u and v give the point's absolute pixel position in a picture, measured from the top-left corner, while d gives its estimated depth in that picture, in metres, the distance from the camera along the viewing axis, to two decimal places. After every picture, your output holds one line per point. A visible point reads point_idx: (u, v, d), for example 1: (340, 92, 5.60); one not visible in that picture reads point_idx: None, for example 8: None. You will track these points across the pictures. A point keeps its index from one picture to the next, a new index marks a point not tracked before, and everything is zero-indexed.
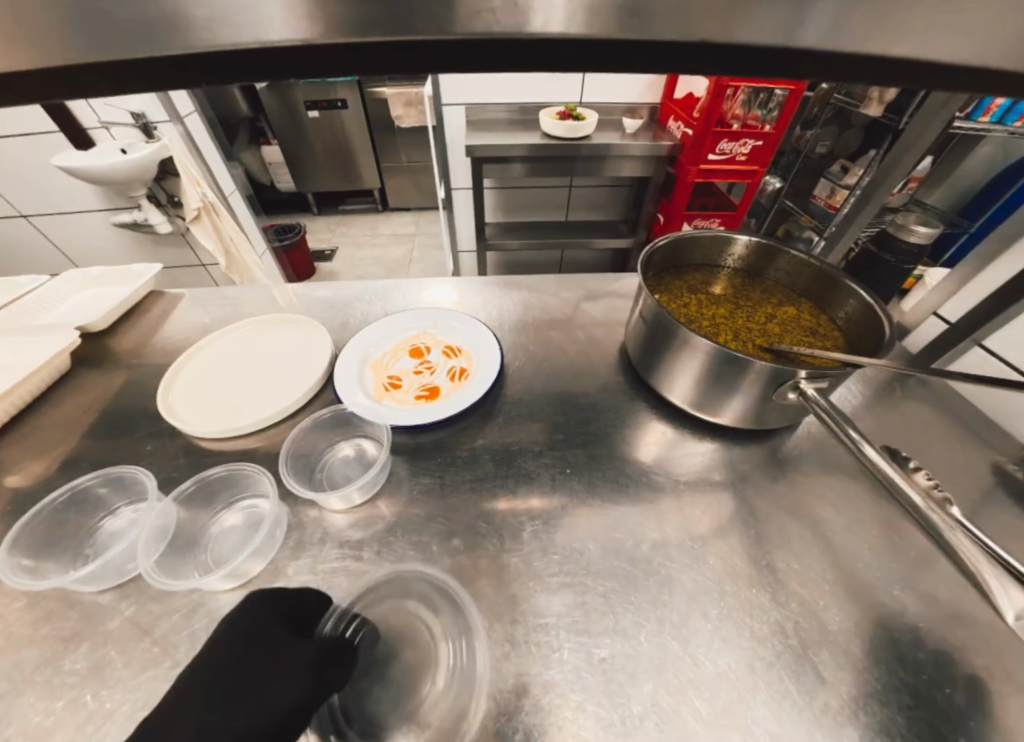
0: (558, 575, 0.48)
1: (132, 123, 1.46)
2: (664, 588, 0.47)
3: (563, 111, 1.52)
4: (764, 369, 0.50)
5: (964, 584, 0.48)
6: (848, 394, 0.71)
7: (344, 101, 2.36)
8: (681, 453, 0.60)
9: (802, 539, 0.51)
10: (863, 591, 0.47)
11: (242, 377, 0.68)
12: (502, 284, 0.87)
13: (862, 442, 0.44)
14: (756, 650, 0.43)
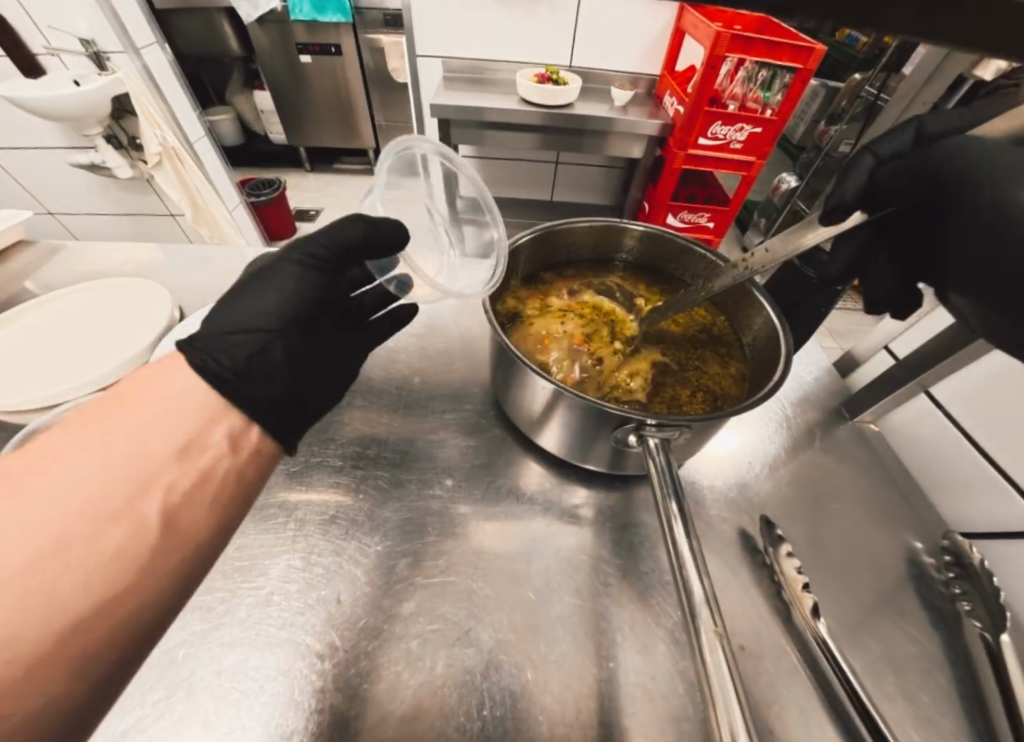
0: (286, 631, 0.39)
1: (83, 51, 1.30)
2: (405, 669, 0.38)
3: (543, 75, 1.35)
4: (583, 405, 0.39)
5: (797, 717, 0.37)
6: (764, 441, 0.56)
7: (338, 46, 2.16)
8: (509, 491, 0.50)
9: (616, 610, 0.42)
10: (656, 706, 0.37)
11: (65, 345, 0.63)
12: None
13: (678, 527, 0.34)
14: None
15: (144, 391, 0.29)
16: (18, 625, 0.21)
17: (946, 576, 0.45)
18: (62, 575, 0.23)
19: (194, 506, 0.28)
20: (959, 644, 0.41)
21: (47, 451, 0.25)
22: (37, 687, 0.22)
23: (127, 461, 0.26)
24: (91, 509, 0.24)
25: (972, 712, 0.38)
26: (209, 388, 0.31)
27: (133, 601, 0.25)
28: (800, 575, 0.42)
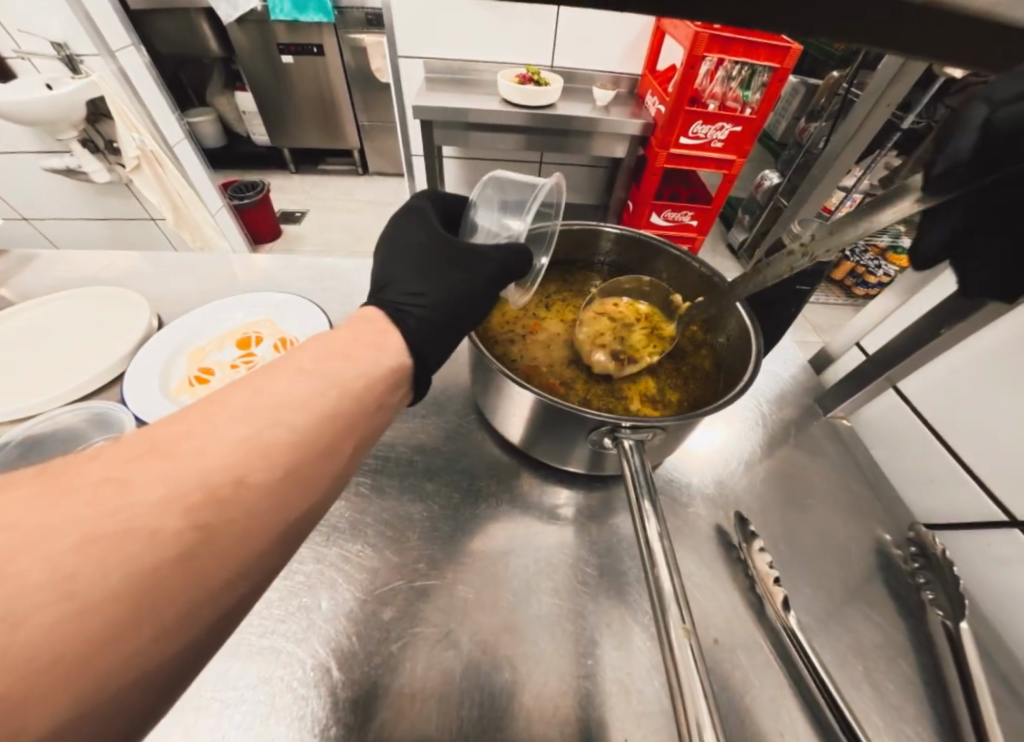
0: (267, 638, 0.39)
1: (54, 54, 1.28)
2: (385, 673, 0.38)
3: (525, 76, 1.36)
4: (557, 409, 0.40)
5: (769, 706, 0.38)
6: (743, 440, 0.57)
7: (320, 46, 2.14)
8: (490, 494, 0.51)
9: (595, 608, 0.43)
10: (632, 701, 0.38)
11: (42, 356, 0.62)
12: None
13: (651, 526, 0.35)
14: None
15: (361, 344, 0.35)
16: (268, 509, 0.26)
17: (912, 566, 0.47)
18: (296, 484, 0.27)
19: (368, 451, 0.33)
20: (922, 632, 0.43)
21: (301, 371, 0.31)
22: (262, 561, 0.26)
23: (348, 400, 0.31)
24: (324, 430, 0.29)
25: (934, 697, 0.39)
26: (407, 355, 0.37)
27: (318, 516, 0.29)
28: (771, 570, 0.43)
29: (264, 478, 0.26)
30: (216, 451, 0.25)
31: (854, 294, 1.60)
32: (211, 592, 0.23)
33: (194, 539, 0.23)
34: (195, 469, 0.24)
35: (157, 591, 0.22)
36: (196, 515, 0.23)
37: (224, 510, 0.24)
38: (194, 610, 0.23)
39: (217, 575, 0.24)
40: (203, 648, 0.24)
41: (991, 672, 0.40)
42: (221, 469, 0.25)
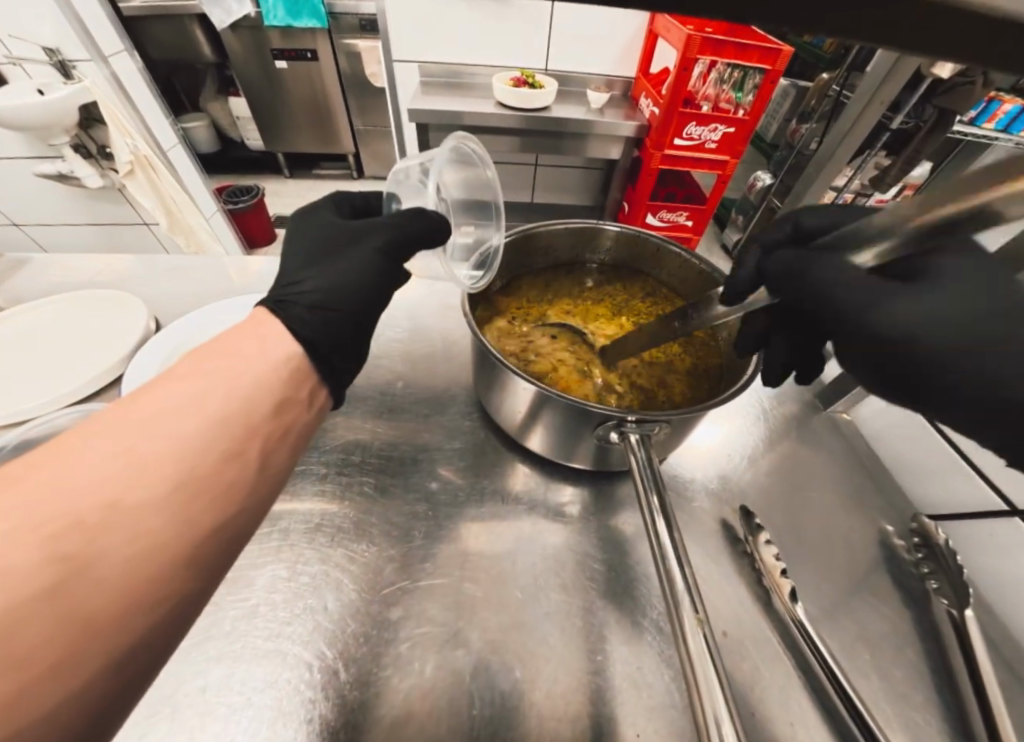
0: (272, 640, 0.38)
1: (46, 59, 1.27)
2: (395, 672, 0.38)
3: (520, 79, 1.36)
4: (564, 403, 0.40)
5: (780, 698, 0.38)
6: (746, 436, 0.57)
7: (314, 51, 2.14)
8: (495, 491, 0.50)
9: (603, 604, 0.43)
10: (642, 695, 0.38)
11: (36, 360, 0.61)
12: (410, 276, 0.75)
13: (659, 518, 0.35)
14: None
15: (245, 345, 0.33)
16: (157, 524, 0.25)
17: (915, 557, 0.47)
18: (189, 495, 0.27)
19: (282, 450, 0.32)
20: (927, 620, 0.43)
21: (177, 383, 0.30)
22: (170, 577, 0.25)
23: (236, 403, 0.30)
24: (211, 435, 0.29)
25: (941, 685, 0.39)
26: (298, 346, 0.36)
27: (234, 523, 0.29)
28: (778, 562, 0.44)
29: (141, 495, 0.25)
30: (78, 480, 0.24)
31: None
32: (105, 616, 0.23)
33: (66, 570, 0.22)
34: (57, 500, 0.23)
35: (29, 627, 0.21)
36: (64, 543, 0.23)
37: (96, 534, 0.24)
38: (87, 637, 0.22)
39: (107, 599, 0.23)
40: (115, 673, 0.23)
41: (996, 659, 0.41)
42: (90, 494, 0.24)
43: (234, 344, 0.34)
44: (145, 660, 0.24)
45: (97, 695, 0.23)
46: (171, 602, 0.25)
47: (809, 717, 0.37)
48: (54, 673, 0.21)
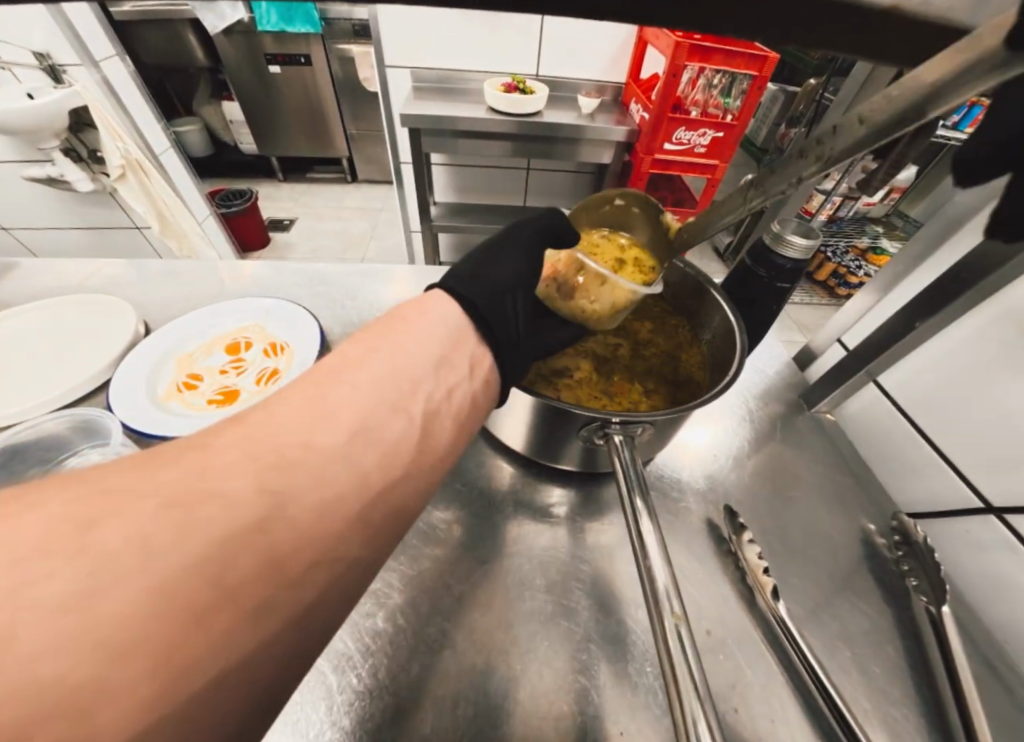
0: None
1: (35, 64, 1.26)
2: (381, 673, 0.38)
3: (512, 84, 1.38)
4: (549, 405, 0.40)
5: (762, 693, 0.38)
6: (732, 438, 0.58)
7: (307, 56, 2.14)
8: (484, 495, 0.51)
9: (589, 603, 0.43)
10: (626, 694, 0.38)
11: (24, 365, 0.61)
12: (401, 281, 0.76)
13: (643, 519, 0.35)
14: None
15: (412, 317, 0.35)
16: (342, 476, 0.26)
17: (896, 554, 0.48)
18: (365, 450, 0.28)
19: (445, 418, 0.32)
20: (906, 618, 0.44)
21: (362, 348, 0.32)
22: (351, 531, 0.26)
23: (403, 364, 0.32)
24: (382, 391, 0.30)
25: (919, 682, 0.40)
26: (462, 321, 0.37)
27: (400, 488, 0.29)
28: (759, 561, 0.44)
29: (331, 444, 0.27)
30: (284, 424, 0.26)
31: (837, 295, 1.62)
32: (302, 563, 0.24)
33: (269, 506, 0.24)
34: (268, 439, 0.26)
35: (240, 555, 0.22)
36: (269, 478, 0.24)
37: (297, 474, 0.25)
38: (277, 582, 0.23)
39: (302, 546, 0.24)
40: (296, 626, 0.23)
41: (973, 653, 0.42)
42: (289, 437, 0.26)
43: (408, 314, 0.36)
44: (323, 617, 0.25)
45: (283, 647, 0.23)
46: (344, 562, 0.25)
47: (790, 712, 0.38)
48: (252, 612, 0.22)
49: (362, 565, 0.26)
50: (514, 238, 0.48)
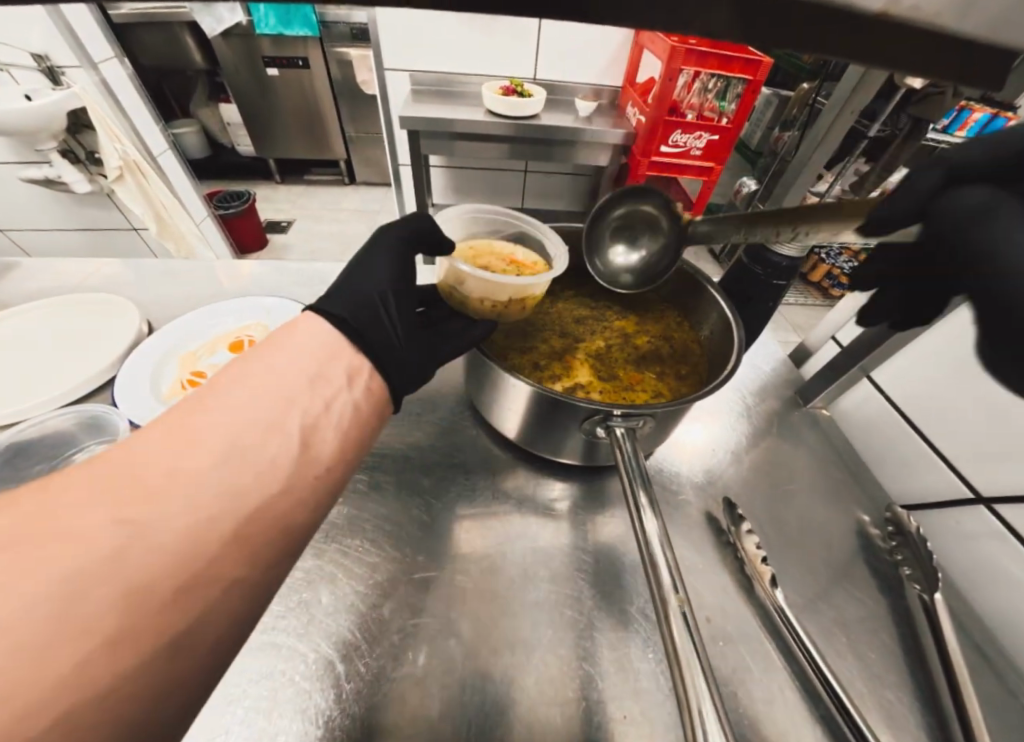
0: (264, 633, 0.39)
1: (34, 66, 1.27)
2: (388, 661, 0.38)
3: (509, 87, 1.39)
4: (553, 398, 0.41)
5: (762, 679, 0.39)
6: (729, 434, 0.59)
7: (306, 59, 2.15)
8: (486, 490, 0.51)
9: (591, 594, 0.44)
10: (628, 679, 0.39)
11: (26, 363, 0.62)
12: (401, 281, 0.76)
13: (646, 512, 0.36)
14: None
15: (286, 337, 0.37)
16: (206, 502, 0.28)
17: (889, 544, 0.49)
18: (236, 471, 0.29)
19: (325, 431, 0.34)
20: (900, 605, 0.45)
21: (235, 372, 0.33)
22: (222, 554, 0.27)
23: (276, 384, 0.33)
24: (252, 413, 0.32)
25: (913, 666, 0.41)
26: (332, 333, 0.38)
27: (277, 506, 0.30)
28: (758, 551, 0.45)
29: (193, 470, 0.28)
30: (146, 456, 0.28)
31: (830, 295, 1.65)
32: (167, 590, 0.25)
33: (128, 536, 0.25)
34: (127, 471, 0.27)
35: (94, 590, 0.24)
36: (129, 509, 0.26)
37: (155, 503, 0.27)
38: (144, 606, 0.25)
39: (162, 575, 0.25)
40: (173, 649, 0.25)
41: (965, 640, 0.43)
42: (150, 467, 0.28)
43: (284, 333, 0.37)
44: (200, 641, 0.26)
45: (158, 672, 0.25)
46: (223, 579, 0.27)
47: (788, 697, 0.38)
48: (116, 637, 0.24)
49: (243, 585, 0.28)
50: (380, 248, 0.49)
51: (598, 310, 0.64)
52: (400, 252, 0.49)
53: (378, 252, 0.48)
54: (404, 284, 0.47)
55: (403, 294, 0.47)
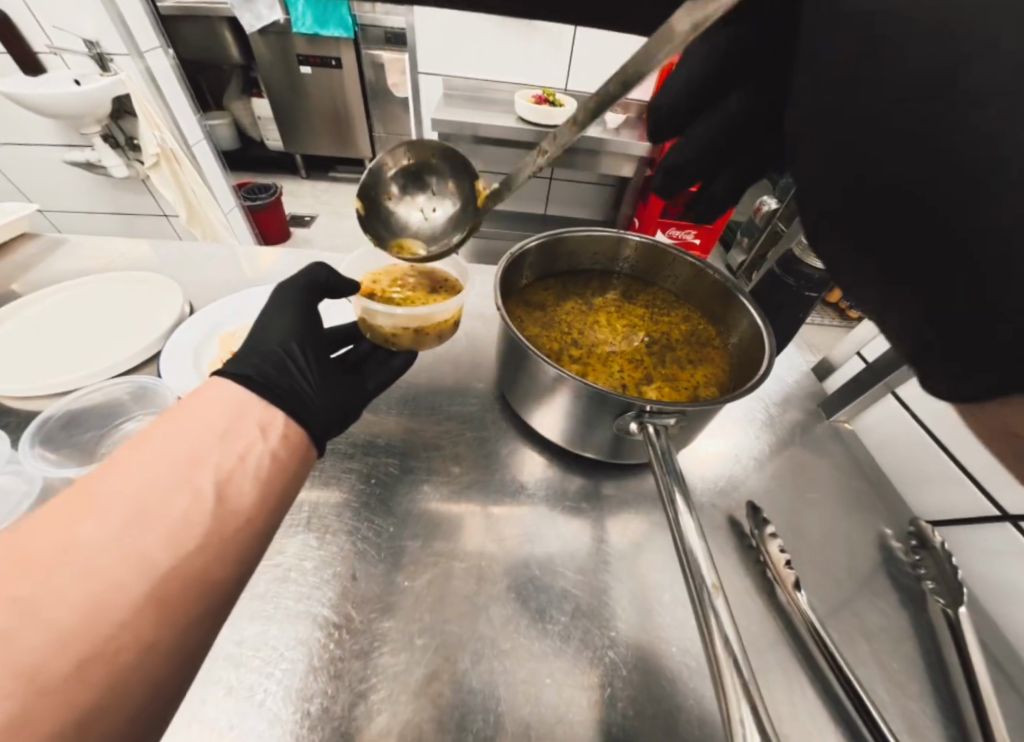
0: (303, 604, 0.40)
1: (85, 52, 1.32)
2: (421, 634, 0.40)
3: (540, 97, 1.42)
4: (591, 391, 0.42)
5: (785, 681, 0.40)
6: (749, 442, 0.60)
7: (338, 59, 2.21)
8: (512, 482, 0.53)
9: (617, 587, 0.45)
10: (653, 673, 0.40)
11: (70, 338, 0.64)
12: None
13: (681, 508, 0.37)
14: (497, 721, 0.36)
15: (193, 401, 0.37)
16: (113, 565, 0.27)
17: (912, 558, 0.50)
18: (144, 530, 0.29)
19: (241, 481, 0.34)
20: (923, 619, 0.45)
21: (140, 439, 0.33)
22: (135, 615, 0.27)
23: (187, 445, 0.34)
24: (161, 474, 0.31)
25: (936, 678, 0.42)
26: (238, 392, 0.39)
27: (196, 559, 0.30)
28: (782, 555, 0.46)
29: (94, 537, 0.27)
30: (37, 533, 0.27)
31: (848, 318, 1.65)
32: (73, 659, 0.24)
33: (26, 613, 0.24)
34: (18, 547, 0.26)
35: None
36: (24, 589, 0.24)
37: (56, 573, 0.25)
38: (46, 685, 0.23)
39: (65, 645, 0.24)
40: (84, 723, 0.24)
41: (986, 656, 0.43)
42: (51, 540, 0.27)
43: (191, 398, 0.38)
44: (112, 712, 0.25)
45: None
46: (135, 645, 0.26)
47: (813, 701, 0.39)
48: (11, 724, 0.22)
49: (160, 646, 0.27)
50: (279, 299, 0.50)
51: (625, 314, 0.66)
52: (304, 300, 0.50)
53: (280, 304, 0.49)
54: (313, 333, 0.49)
55: (309, 343, 0.48)
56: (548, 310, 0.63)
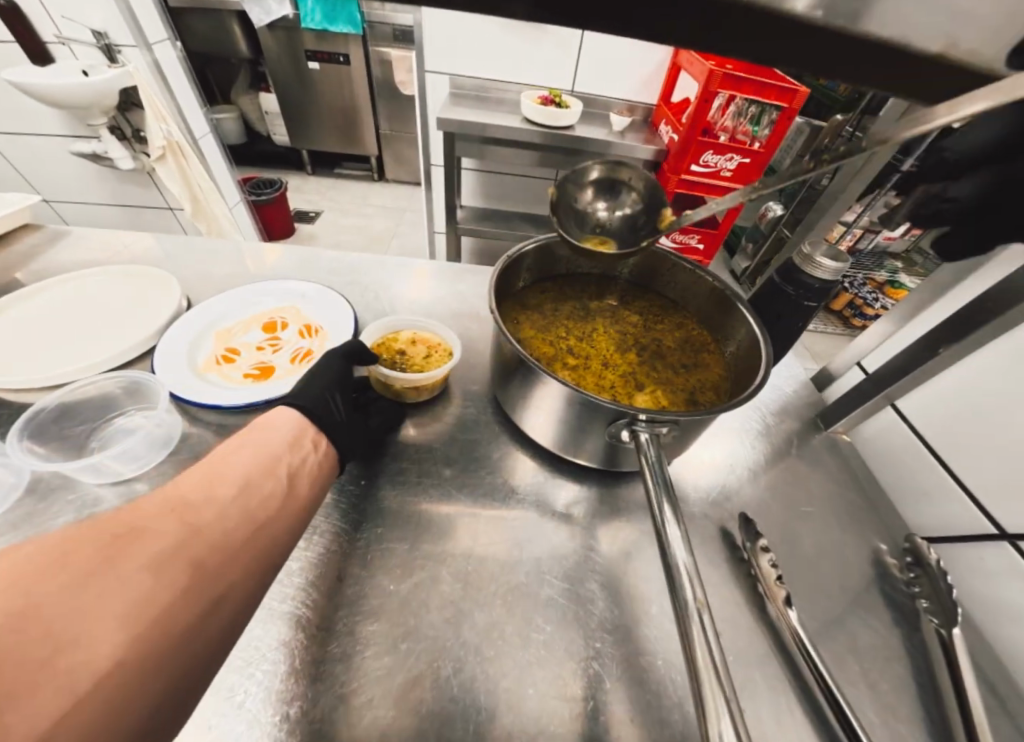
0: (287, 604, 0.40)
1: (94, 43, 1.32)
2: (405, 638, 0.40)
3: (547, 97, 1.42)
4: (584, 398, 0.42)
5: (772, 697, 0.39)
6: (744, 451, 0.59)
7: (346, 56, 2.20)
8: (503, 486, 0.52)
9: (605, 596, 0.44)
10: (638, 685, 0.39)
11: (68, 330, 0.64)
12: (430, 274, 0.78)
13: (669, 520, 0.36)
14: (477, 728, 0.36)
15: (264, 419, 0.47)
16: (232, 519, 0.37)
17: (906, 575, 0.49)
18: (249, 500, 0.39)
19: (308, 477, 0.43)
20: (915, 638, 0.45)
21: (233, 444, 0.43)
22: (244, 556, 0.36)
23: (270, 446, 0.43)
24: (253, 465, 0.41)
25: (925, 699, 0.41)
26: (295, 413, 0.47)
27: (278, 527, 0.39)
28: (773, 569, 0.45)
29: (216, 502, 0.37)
30: (181, 494, 0.37)
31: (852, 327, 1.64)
32: (210, 577, 0.33)
33: (183, 542, 0.33)
34: (168, 504, 0.36)
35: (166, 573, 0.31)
36: (177, 524, 0.34)
37: (197, 520, 0.35)
38: (196, 589, 0.32)
39: (209, 564, 0.34)
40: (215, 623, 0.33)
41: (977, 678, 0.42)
42: (191, 499, 0.37)
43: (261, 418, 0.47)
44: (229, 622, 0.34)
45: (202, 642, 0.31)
46: (244, 579, 0.35)
47: (800, 718, 0.39)
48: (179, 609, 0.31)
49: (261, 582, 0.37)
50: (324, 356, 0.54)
51: (622, 319, 0.65)
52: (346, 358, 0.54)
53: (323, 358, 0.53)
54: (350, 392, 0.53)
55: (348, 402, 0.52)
56: (546, 313, 0.63)
